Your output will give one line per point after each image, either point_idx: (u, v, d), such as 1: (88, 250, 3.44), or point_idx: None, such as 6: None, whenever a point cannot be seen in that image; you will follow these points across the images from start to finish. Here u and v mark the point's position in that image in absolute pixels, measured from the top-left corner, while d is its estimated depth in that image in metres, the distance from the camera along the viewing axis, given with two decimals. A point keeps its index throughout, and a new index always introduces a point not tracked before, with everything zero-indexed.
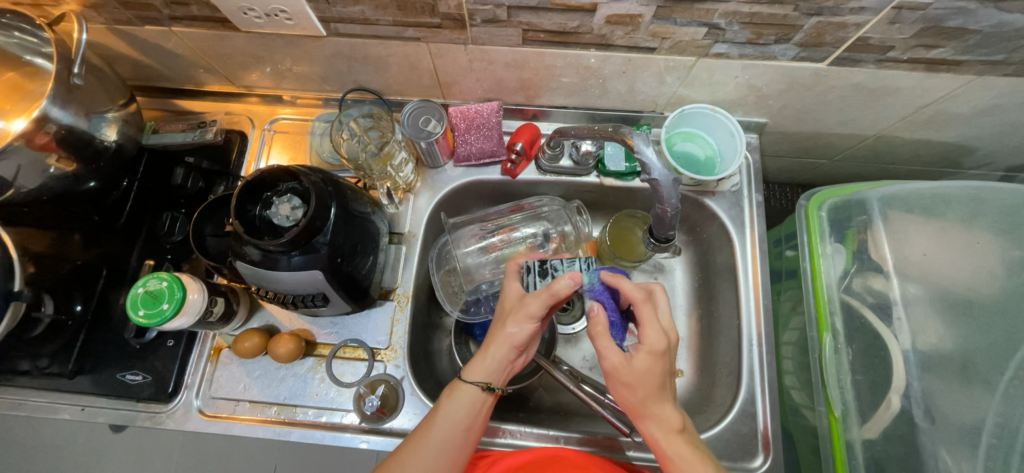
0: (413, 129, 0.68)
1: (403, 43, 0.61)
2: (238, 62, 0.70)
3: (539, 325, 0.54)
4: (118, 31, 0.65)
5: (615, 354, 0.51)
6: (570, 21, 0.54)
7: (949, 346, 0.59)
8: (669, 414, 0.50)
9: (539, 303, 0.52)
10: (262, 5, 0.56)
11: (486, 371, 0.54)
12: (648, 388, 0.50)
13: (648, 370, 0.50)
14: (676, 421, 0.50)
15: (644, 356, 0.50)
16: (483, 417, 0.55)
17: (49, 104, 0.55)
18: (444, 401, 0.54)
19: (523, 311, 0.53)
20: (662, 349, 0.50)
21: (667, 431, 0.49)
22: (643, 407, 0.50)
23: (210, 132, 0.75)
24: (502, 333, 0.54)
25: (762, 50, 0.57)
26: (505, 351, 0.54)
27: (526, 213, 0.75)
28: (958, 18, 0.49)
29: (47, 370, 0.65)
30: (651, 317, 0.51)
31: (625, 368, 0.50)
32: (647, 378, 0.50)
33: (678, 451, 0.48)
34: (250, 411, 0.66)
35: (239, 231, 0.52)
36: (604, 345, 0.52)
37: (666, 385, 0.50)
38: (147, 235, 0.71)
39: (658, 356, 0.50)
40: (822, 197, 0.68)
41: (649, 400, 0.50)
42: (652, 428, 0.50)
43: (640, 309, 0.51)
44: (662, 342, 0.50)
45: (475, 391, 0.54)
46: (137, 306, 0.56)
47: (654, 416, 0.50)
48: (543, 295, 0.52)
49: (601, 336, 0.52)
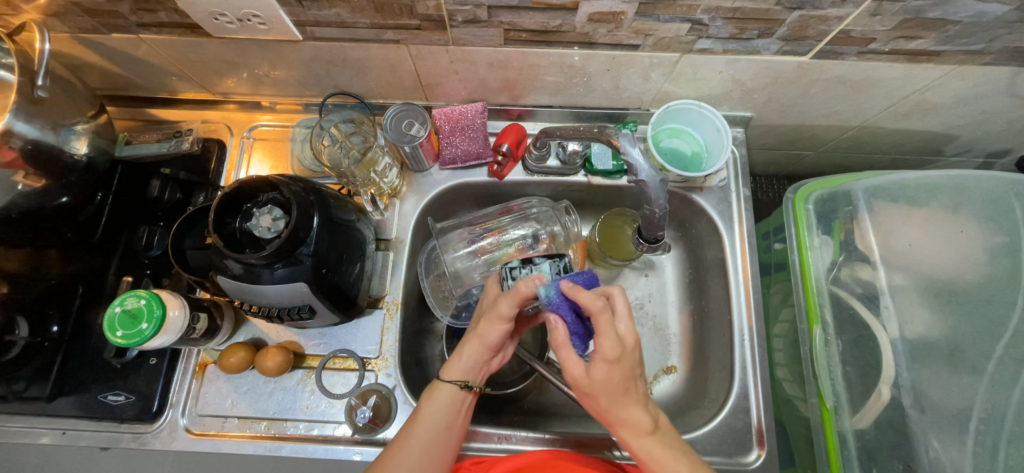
0: (397, 133, 0.66)
1: (382, 46, 0.60)
2: (212, 69, 0.67)
3: (509, 327, 0.53)
4: (84, 40, 0.63)
5: (576, 367, 0.49)
6: (552, 20, 0.53)
7: (937, 334, 0.60)
8: (638, 418, 0.48)
9: (507, 306, 0.51)
10: (234, 10, 0.54)
11: (463, 369, 0.54)
12: (610, 394, 0.48)
13: (606, 380, 0.47)
14: (646, 424, 0.48)
15: (600, 366, 0.47)
16: (464, 414, 0.56)
17: (13, 119, 0.53)
18: (424, 402, 0.54)
19: (494, 312, 0.52)
20: (617, 357, 0.46)
21: (637, 433, 0.49)
22: (611, 411, 0.49)
23: (186, 141, 0.73)
24: (477, 331, 0.54)
25: (746, 45, 0.57)
26: (478, 349, 0.54)
27: (515, 215, 0.73)
28: (937, 9, 0.50)
29: (25, 394, 0.63)
30: (608, 327, 0.46)
31: (585, 379, 0.49)
32: (606, 386, 0.48)
33: (650, 451, 0.48)
34: (239, 427, 0.65)
35: (218, 245, 0.50)
36: (566, 358, 0.50)
37: (632, 387, 0.48)
38: (124, 250, 0.68)
39: (613, 366, 0.47)
40: (809, 189, 0.67)
41: (615, 404, 0.48)
42: (622, 431, 0.50)
43: (597, 321, 0.46)
44: (616, 351, 0.46)
45: (454, 390, 0.54)
46: (114, 327, 0.54)
47: (624, 420, 0.49)
48: (509, 296, 0.51)
49: (562, 349, 0.50)
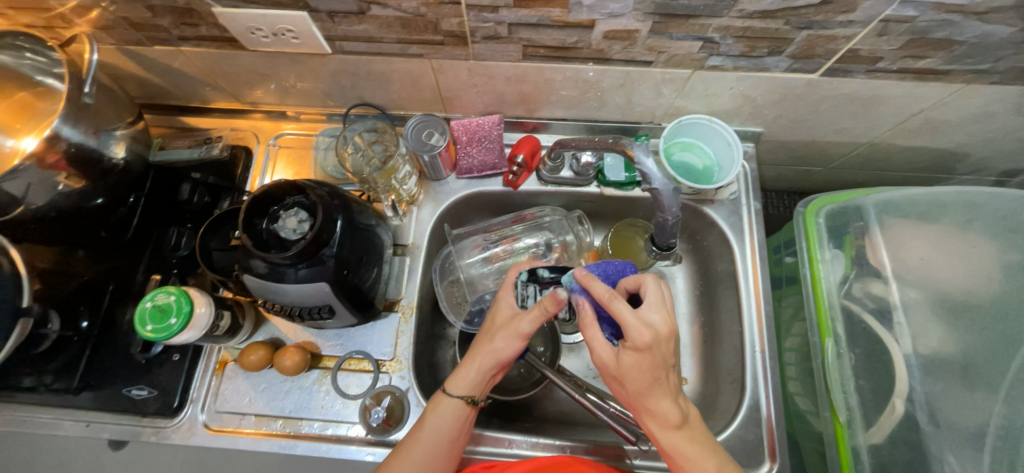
0: (417, 143, 0.69)
1: (406, 60, 0.63)
2: (244, 79, 0.71)
3: (526, 345, 0.55)
4: (128, 51, 0.67)
5: (603, 349, 0.49)
6: (569, 36, 0.56)
7: (949, 349, 0.60)
8: (666, 411, 0.48)
9: (529, 322, 0.53)
10: (270, 25, 0.57)
11: (469, 384, 0.55)
12: (640, 383, 0.47)
13: (634, 367, 0.47)
14: (674, 418, 0.48)
15: (630, 353, 0.47)
16: (466, 429, 0.56)
17: (61, 124, 0.56)
18: (428, 413, 0.56)
19: (512, 328, 0.54)
20: (646, 346, 0.46)
21: (666, 428, 0.48)
22: (639, 400, 0.49)
23: (216, 147, 0.76)
24: (488, 346, 0.55)
25: (756, 62, 0.59)
26: (489, 365, 0.55)
27: (528, 223, 0.76)
28: (943, 30, 0.51)
29: (52, 387, 0.65)
30: (629, 313, 0.47)
31: (613, 362, 0.49)
32: (636, 374, 0.47)
33: (678, 446, 0.48)
34: (255, 424, 0.66)
35: (248, 245, 0.53)
36: (592, 337, 0.50)
37: (661, 379, 0.47)
38: (153, 250, 0.72)
39: (642, 353, 0.46)
40: (818, 204, 0.70)
41: (644, 394, 0.48)
42: (650, 423, 0.49)
43: (612, 306, 0.48)
44: (645, 339, 0.46)
45: (460, 404, 0.55)
46: (145, 321, 0.56)
47: (651, 410, 0.48)
48: (533, 312, 0.53)
49: (590, 328, 0.51)
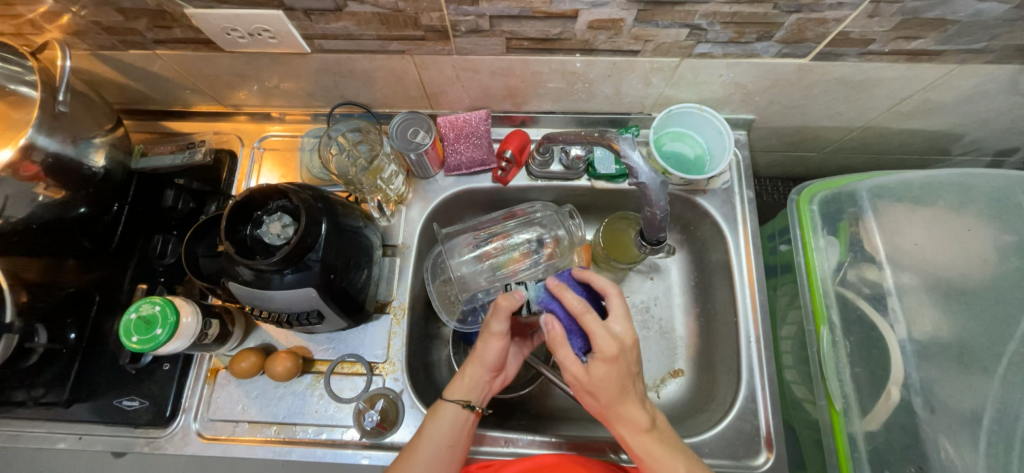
0: (402, 141, 0.67)
1: (387, 56, 0.61)
2: (225, 82, 0.70)
3: (507, 341, 0.56)
4: (103, 57, 0.65)
5: (573, 366, 0.51)
6: (553, 28, 0.54)
7: (946, 334, 0.60)
8: (636, 415, 0.50)
9: (495, 322, 0.54)
10: (245, 25, 0.56)
11: (465, 389, 0.56)
12: (610, 392, 0.50)
13: (605, 377, 0.49)
14: (644, 421, 0.50)
15: (599, 363, 0.49)
16: (467, 434, 0.56)
17: (35, 133, 0.55)
18: (429, 421, 0.55)
19: (486, 331, 0.55)
20: (613, 354, 0.48)
21: (636, 431, 0.51)
22: (610, 408, 0.51)
23: (200, 152, 0.74)
24: (475, 352, 0.57)
25: (745, 48, 0.57)
26: (478, 369, 0.56)
27: (520, 219, 0.75)
28: (935, 9, 0.50)
29: (43, 400, 0.64)
30: (598, 324, 0.49)
31: (585, 377, 0.50)
32: (606, 384, 0.49)
33: (648, 448, 0.50)
34: (249, 431, 0.66)
35: (230, 251, 0.52)
36: (563, 356, 0.51)
37: (629, 388, 0.50)
38: (140, 258, 0.71)
39: (612, 363, 0.49)
40: (813, 191, 0.68)
41: (614, 401, 0.50)
42: (621, 428, 0.51)
43: (585, 320, 0.49)
44: (613, 348, 0.48)
45: (458, 409, 0.55)
46: (131, 332, 0.55)
47: (622, 417, 0.50)
48: (495, 312, 0.54)
49: (560, 347, 0.51)
